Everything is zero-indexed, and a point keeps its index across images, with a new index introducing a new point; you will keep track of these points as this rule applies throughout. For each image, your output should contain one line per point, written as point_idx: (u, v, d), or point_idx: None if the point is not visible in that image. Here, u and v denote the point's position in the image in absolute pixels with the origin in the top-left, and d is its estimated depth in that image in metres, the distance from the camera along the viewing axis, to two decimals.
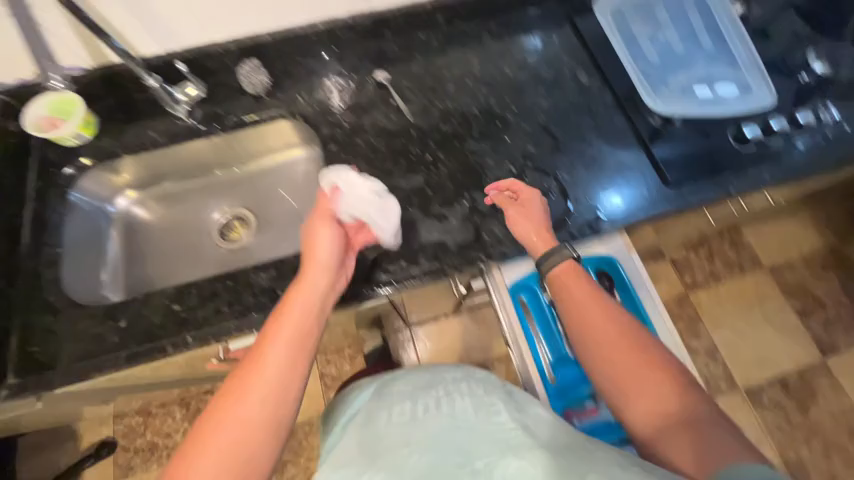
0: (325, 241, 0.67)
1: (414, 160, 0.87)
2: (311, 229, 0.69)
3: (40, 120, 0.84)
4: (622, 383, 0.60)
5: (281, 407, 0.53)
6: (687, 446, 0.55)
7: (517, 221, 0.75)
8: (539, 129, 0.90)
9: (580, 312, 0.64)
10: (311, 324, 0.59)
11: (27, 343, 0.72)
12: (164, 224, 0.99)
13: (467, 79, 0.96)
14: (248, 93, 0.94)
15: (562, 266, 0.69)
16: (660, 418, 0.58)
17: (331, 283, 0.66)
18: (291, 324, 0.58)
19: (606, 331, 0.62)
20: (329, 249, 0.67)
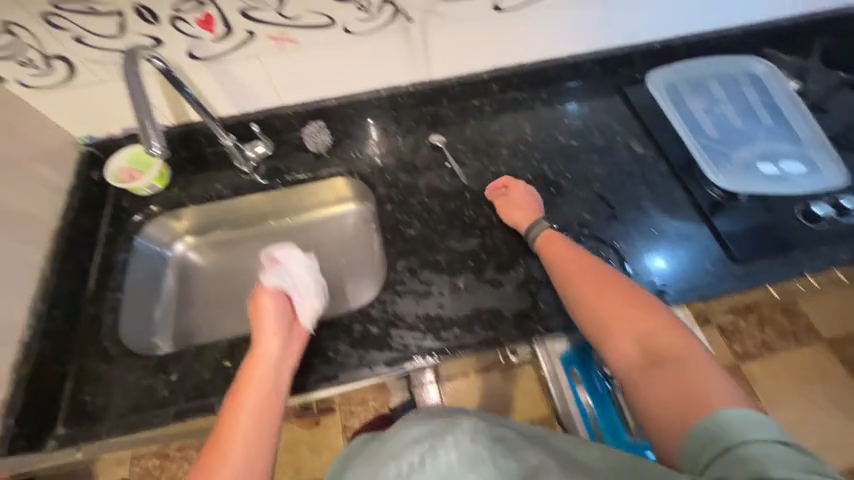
0: (268, 318, 0.68)
1: (468, 223, 0.87)
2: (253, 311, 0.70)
3: (120, 171, 0.91)
4: (601, 329, 0.61)
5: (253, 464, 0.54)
6: (680, 379, 0.52)
7: (508, 207, 0.85)
8: (595, 197, 0.89)
9: (563, 268, 0.70)
10: (273, 385, 0.61)
11: (79, 391, 0.72)
12: (215, 270, 1.01)
13: (520, 145, 0.98)
14: (310, 151, 0.99)
15: (545, 235, 0.77)
16: (645, 355, 0.56)
17: (283, 347, 0.66)
18: (257, 388, 0.60)
19: (584, 280, 0.66)
20: (272, 320, 0.68)
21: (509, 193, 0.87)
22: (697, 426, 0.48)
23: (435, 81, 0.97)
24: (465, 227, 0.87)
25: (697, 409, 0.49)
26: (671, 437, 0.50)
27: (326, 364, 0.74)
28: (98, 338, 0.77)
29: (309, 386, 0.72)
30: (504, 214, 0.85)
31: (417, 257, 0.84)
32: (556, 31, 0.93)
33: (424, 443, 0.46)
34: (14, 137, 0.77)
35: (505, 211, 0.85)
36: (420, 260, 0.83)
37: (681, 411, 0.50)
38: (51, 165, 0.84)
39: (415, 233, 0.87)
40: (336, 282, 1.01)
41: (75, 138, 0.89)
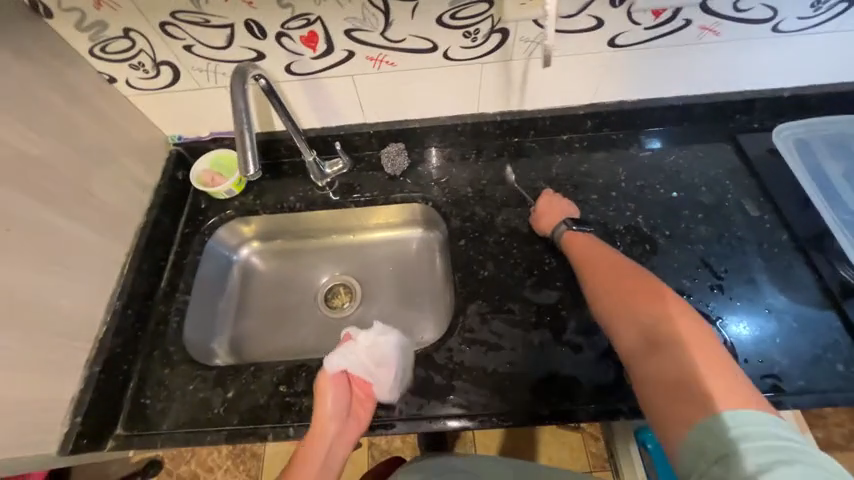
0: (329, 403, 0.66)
1: (548, 272, 0.80)
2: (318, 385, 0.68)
3: (203, 174, 0.93)
4: (613, 312, 0.61)
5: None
6: (680, 364, 0.51)
7: (543, 214, 0.82)
8: (698, 261, 0.79)
9: (583, 257, 0.73)
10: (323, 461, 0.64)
11: (140, 394, 0.73)
12: (275, 279, 1.01)
13: (612, 191, 0.89)
14: (386, 173, 0.96)
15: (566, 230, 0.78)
16: (647, 336, 0.55)
17: (337, 435, 0.65)
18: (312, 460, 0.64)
19: (600, 269, 0.68)
20: (333, 408, 0.66)
21: (544, 200, 0.84)
22: (698, 422, 0.46)
23: (525, 114, 0.91)
24: (544, 276, 0.79)
25: (697, 405, 0.47)
26: (670, 422, 0.49)
27: (384, 409, 0.69)
28: (164, 341, 0.78)
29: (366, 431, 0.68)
30: (536, 221, 0.83)
31: (488, 302, 0.78)
32: (674, 72, 0.83)
33: None
34: (115, 135, 0.80)
35: (538, 218, 0.83)
36: (491, 307, 0.77)
37: (671, 396, 0.49)
38: (142, 163, 0.86)
39: (489, 275, 0.81)
40: (394, 308, 0.97)
41: (166, 137, 0.92)
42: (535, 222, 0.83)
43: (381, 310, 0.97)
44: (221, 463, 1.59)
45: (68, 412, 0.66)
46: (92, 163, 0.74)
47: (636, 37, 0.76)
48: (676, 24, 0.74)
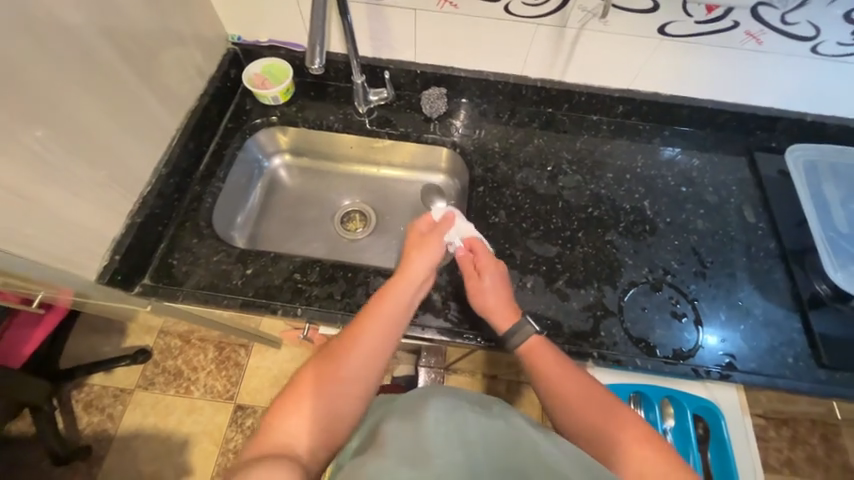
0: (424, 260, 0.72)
1: (553, 230, 0.87)
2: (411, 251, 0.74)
3: (254, 76, 0.98)
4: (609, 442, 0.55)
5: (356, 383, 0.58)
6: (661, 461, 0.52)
7: (491, 305, 0.72)
8: (690, 249, 0.86)
9: (550, 378, 0.63)
10: (385, 330, 0.63)
11: (169, 254, 0.81)
12: (298, 191, 1.09)
13: (627, 174, 0.95)
14: (423, 114, 1.01)
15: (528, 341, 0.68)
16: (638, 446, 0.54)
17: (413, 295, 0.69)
18: (376, 327, 0.63)
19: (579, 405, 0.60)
20: (423, 267, 0.72)
21: (481, 279, 0.74)
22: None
23: (565, 86, 0.97)
24: (548, 234, 0.86)
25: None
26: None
27: None
28: (196, 216, 0.85)
29: None
30: (488, 314, 0.72)
31: (494, 245, 0.85)
32: (710, 73, 0.89)
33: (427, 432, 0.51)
34: (185, 16, 0.85)
35: (482, 306, 0.73)
36: (496, 248, 0.85)
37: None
38: (203, 52, 0.92)
39: (499, 222, 0.88)
40: (402, 243, 1.05)
41: (227, 35, 0.97)
42: (489, 318, 0.73)
43: (390, 241, 1.05)
44: (205, 365, 1.70)
45: (108, 250, 0.74)
46: (162, 37, 0.80)
47: (686, 29, 0.80)
48: (725, 24, 0.79)
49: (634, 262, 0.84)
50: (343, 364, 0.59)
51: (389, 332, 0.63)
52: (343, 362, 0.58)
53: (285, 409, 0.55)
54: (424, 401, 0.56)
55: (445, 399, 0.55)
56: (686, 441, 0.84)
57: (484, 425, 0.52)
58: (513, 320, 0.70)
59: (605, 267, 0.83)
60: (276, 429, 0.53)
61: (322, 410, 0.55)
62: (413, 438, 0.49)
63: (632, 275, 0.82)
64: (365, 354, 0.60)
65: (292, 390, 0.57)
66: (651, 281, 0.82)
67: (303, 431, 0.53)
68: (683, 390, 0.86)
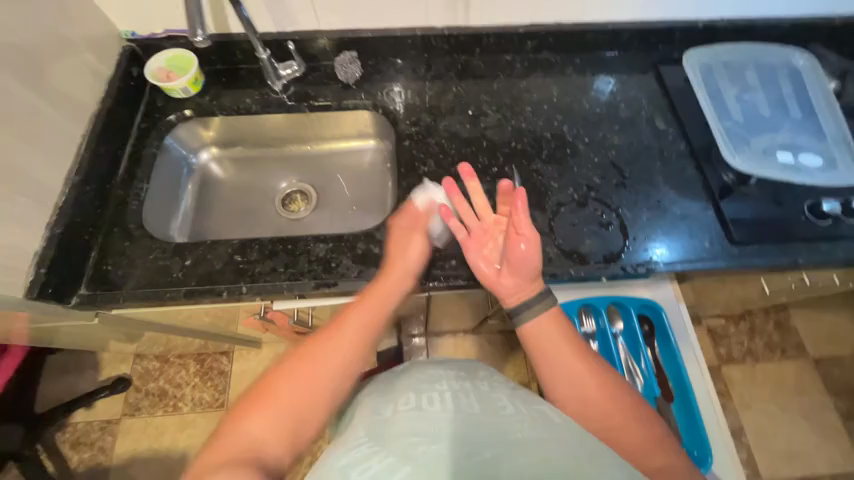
0: (417, 248, 0.76)
1: (480, 169, 0.90)
2: (403, 242, 0.77)
3: (158, 71, 0.95)
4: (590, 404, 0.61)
5: (352, 364, 0.62)
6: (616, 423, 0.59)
7: (491, 259, 0.74)
8: (609, 164, 0.91)
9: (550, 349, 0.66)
10: (380, 315, 0.68)
11: (102, 261, 0.80)
12: (235, 183, 1.09)
13: (544, 105, 0.99)
14: (339, 82, 1.02)
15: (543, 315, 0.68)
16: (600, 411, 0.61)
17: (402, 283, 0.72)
18: (364, 312, 0.67)
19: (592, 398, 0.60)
20: (410, 256, 0.75)
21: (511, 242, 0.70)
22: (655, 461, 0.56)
23: (469, 30, 0.99)
24: (477, 173, 0.90)
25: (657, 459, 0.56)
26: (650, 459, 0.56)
27: (328, 272, 0.79)
28: (124, 219, 0.84)
29: (309, 288, 0.77)
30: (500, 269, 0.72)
31: (427, 193, 0.87)
32: None
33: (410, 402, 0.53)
34: (65, 17, 0.82)
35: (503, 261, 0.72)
36: (428, 196, 0.87)
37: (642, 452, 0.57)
38: (97, 54, 0.89)
39: (428, 171, 0.90)
40: (346, 213, 1.06)
41: (119, 33, 0.94)
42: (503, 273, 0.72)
43: (333, 213, 1.06)
44: (190, 379, 1.70)
45: (32, 265, 0.74)
46: (44, 41, 0.78)
47: None
48: None
49: (559, 185, 0.88)
50: (318, 354, 0.61)
51: (371, 332, 0.65)
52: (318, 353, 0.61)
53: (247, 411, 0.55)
54: (401, 388, 0.57)
55: (427, 384, 0.56)
56: (634, 341, 0.92)
57: (459, 399, 0.53)
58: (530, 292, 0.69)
59: (532, 194, 0.87)
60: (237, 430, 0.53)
61: (288, 405, 0.56)
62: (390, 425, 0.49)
63: (558, 197, 0.87)
64: (345, 345, 0.63)
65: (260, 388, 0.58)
66: (576, 199, 0.87)
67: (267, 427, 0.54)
68: (624, 295, 0.93)
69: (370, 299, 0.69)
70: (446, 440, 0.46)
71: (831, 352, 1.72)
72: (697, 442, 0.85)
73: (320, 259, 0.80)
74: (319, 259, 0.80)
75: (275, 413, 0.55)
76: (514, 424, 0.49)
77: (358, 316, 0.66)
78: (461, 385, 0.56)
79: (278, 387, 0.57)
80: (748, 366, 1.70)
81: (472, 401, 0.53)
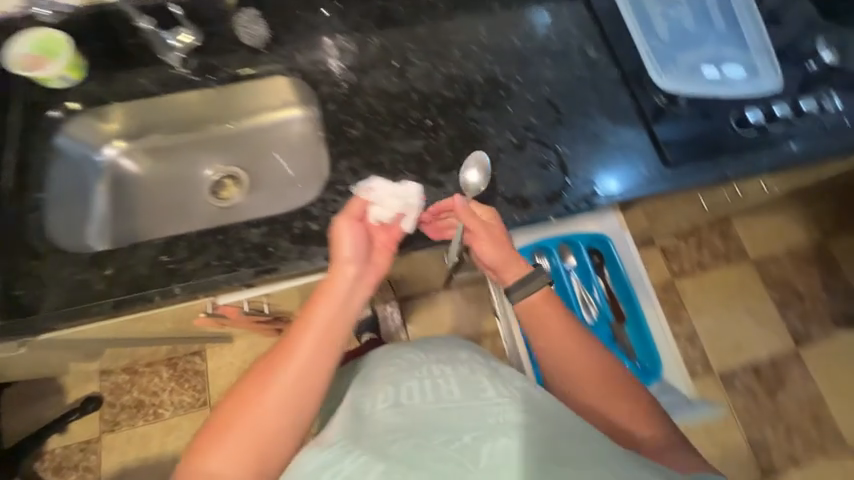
0: (349, 238, 0.67)
1: (413, 124, 0.85)
2: (338, 230, 0.68)
3: (25, 58, 0.82)
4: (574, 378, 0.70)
5: (309, 387, 0.59)
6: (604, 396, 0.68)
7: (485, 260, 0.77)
8: (544, 101, 0.88)
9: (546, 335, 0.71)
10: (335, 329, 0.62)
11: (9, 286, 0.72)
12: (153, 177, 0.99)
13: (473, 46, 0.93)
14: (247, 47, 0.91)
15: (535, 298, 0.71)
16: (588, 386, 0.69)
17: (355, 277, 0.66)
18: (316, 329, 0.61)
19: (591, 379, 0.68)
20: (346, 246, 0.67)
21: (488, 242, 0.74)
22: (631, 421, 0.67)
23: None
24: (410, 129, 0.85)
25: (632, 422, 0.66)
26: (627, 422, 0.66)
27: (267, 258, 0.75)
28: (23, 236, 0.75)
29: (249, 277, 0.73)
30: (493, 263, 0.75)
31: (361, 158, 0.82)
32: None
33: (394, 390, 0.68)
34: None
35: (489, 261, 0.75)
36: (362, 161, 0.82)
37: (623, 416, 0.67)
38: None
39: (358, 134, 0.84)
40: (283, 192, 0.99)
41: None
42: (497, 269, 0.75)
43: (269, 194, 0.99)
44: (165, 385, 1.65)
45: None
46: None
47: None
48: None
49: (496, 130, 0.85)
50: (269, 384, 0.58)
51: (326, 351, 0.60)
52: (270, 382, 0.59)
53: (207, 445, 0.57)
54: (384, 380, 0.70)
55: (410, 375, 0.70)
56: (585, 273, 0.96)
57: (437, 385, 0.67)
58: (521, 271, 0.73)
59: (470, 144, 0.84)
60: (203, 466, 0.56)
61: (247, 436, 0.57)
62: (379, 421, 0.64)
63: (496, 143, 0.85)
64: (298, 369, 0.59)
65: (217, 420, 0.59)
66: (514, 143, 0.84)
67: (230, 461, 0.56)
68: (573, 231, 0.95)
69: (317, 304, 0.63)
70: (421, 435, 0.59)
71: (768, 252, 1.88)
72: (647, 355, 0.92)
73: (256, 245, 0.75)
74: (254, 246, 0.75)
75: (234, 446, 0.56)
76: (486, 404, 0.63)
77: (310, 336, 0.60)
78: (442, 372, 0.70)
79: (234, 420, 0.58)
80: (698, 278, 1.84)
81: (452, 388, 0.67)
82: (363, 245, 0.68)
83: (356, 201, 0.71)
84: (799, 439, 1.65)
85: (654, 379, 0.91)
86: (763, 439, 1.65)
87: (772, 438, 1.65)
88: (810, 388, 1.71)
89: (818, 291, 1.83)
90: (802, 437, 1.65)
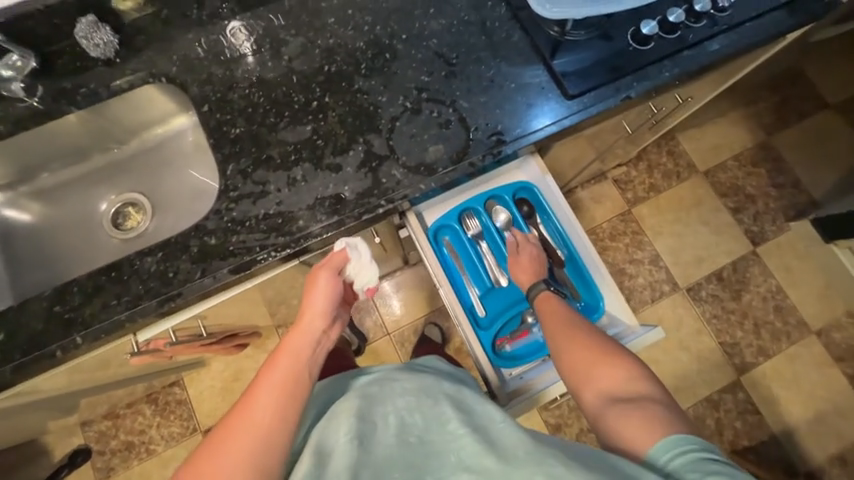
0: (323, 291, 0.72)
1: (298, 109, 0.79)
2: (313, 279, 0.73)
3: None
4: (588, 370, 0.69)
5: (276, 441, 0.59)
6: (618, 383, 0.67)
7: (519, 275, 0.87)
8: (433, 55, 0.82)
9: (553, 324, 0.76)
10: (301, 378, 0.64)
11: None
12: (45, 223, 0.92)
13: (349, 10, 0.85)
14: (98, 59, 0.82)
15: (541, 297, 0.82)
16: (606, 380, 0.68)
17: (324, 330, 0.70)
18: (279, 381, 0.63)
19: (593, 372, 0.69)
20: (319, 298, 0.72)
21: (520, 255, 0.87)
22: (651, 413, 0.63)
23: None
24: (296, 115, 0.79)
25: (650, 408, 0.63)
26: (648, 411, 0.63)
27: (168, 285, 0.71)
28: None
29: (154, 309, 0.70)
30: (513, 275, 0.87)
31: (248, 157, 0.77)
32: None
33: (368, 424, 0.62)
34: None
35: (517, 273, 0.87)
36: (251, 160, 0.76)
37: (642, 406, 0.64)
38: None
39: (242, 132, 0.78)
40: (189, 208, 0.93)
41: None
42: (516, 276, 0.87)
43: (175, 213, 0.93)
44: (151, 421, 1.63)
45: None
46: None
47: None
48: None
49: (388, 97, 0.80)
50: (233, 439, 0.58)
51: (291, 399, 0.62)
52: (235, 436, 0.58)
53: None
54: (344, 411, 0.63)
55: (375, 409, 0.64)
56: (517, 225, 0.92)
57: (404, 418, 0.64)
58: (531, 285, 0.85)
59: (363, 118, 0.78)
60: None
61: None
62: (343, 457, 0.58)
63: (390, 111, 0.79)
64: (261, 422, 0.59)
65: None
66: (409, 107, 0.79)
67: None
68: (495, 185, 0.92)
69: (286, 354, 0.66)
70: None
71: (716, 161, 1.89)
72: (589, 294, 0.92)
73: (154, 274, 0.71)
74: (152, 275, 0.71)
75: None
76: (452, 434, 0.60)
77: (275, 384, 0.62)
78: (407, 404, 0.65)
79: None
80: (653, 200, 1.85)
81: (416, 418, 0.64)
82: (335, 300, 0.73)
83: (337, 253, 0.74)
84: (766, 332, 1.73)
85: (599, 315, 0.91)
86: (734, 340, 1.73)
87: (742, 337, 1.73)
88: (771, 282, 1.78)
89: (767, 190, 1.86)
90: (769, 330, 1.74)
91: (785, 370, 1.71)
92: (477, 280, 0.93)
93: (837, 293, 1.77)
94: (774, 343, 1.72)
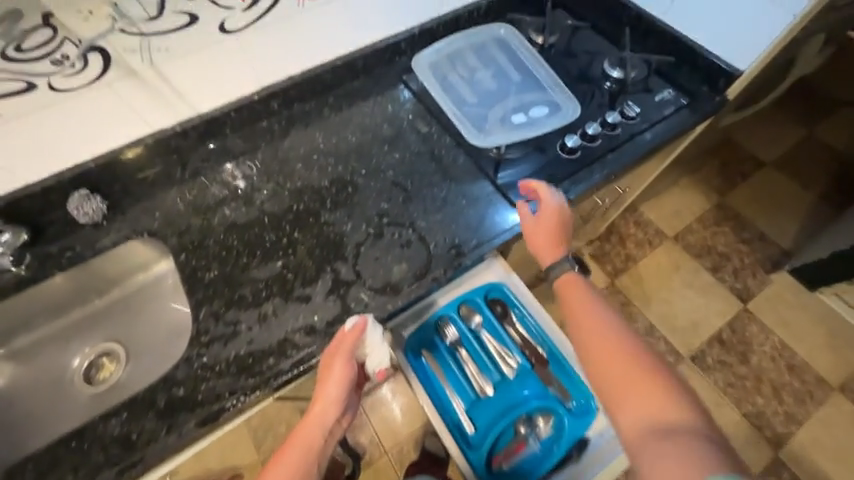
0: (336, 381, 0.70)
1: (270, 247, 0.85)
2: (328, 364, 0.71)
3: None
4: (620, 388, 0.57)
5: None
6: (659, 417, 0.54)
7: (540, 239, 0.77)
8: (390, 185, 0.92)
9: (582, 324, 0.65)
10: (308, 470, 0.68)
11: None
12: (9, 388, 0.89)
13: (314, 155, 0.97)
14: (86, 224, 0.89)
15: (564, 280, 0.72)
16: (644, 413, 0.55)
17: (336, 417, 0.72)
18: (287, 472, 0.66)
19: (625, 395, 0.57)
20: (331, 386, 0.70)
21: (541, 215, 0.78)
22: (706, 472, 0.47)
23: (205, 117, 0.90)
24: (267, 253, 0.84)
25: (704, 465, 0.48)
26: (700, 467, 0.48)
27: (130, 449, 0.67)
28: None
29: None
30: (535, 240, 0.78)
31: (221, 298, 0.80)
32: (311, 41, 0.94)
33: None
34: None
35: (536, 237, 0.77)
36: (223, 301, 0.79)
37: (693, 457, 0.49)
38: None
39: (216, 275, 0.82)
40: (163, 352, 0.93)
41: None
42: (537, 241, 0.77)
43: (149, 358, 0.93)
44: None
45: None
46: None
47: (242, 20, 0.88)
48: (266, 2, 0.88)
49: (352, 226, 0.87)
50: None
51: None
52: None
53: None
54: None
55: None
56: (494, 328, 0.92)
57: None
58: (558, 253, 0.75)
59: (330, 248, 0.84)
60: None
61: None
62: None
63: (355, 239, 0.85)
64: None
65: None
66: (372, 233, 0.86)
67: None
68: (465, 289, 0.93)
69: (299, 441, 0.69)
70: None
71: (681, 225, 1.99)
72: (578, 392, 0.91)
73: (117, 438, 0.67)
74: (114, 440, 0.67)
75: None
76: None
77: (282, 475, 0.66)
78: None
79: None
80: (632, 270, 1.89)
81: None
82: (347, 388, 0.71)
83: (350, 332, 0.71)
84: (787, 395, 1.62)
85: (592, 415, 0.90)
86: (757, 409, 1.61)
87: (764, 404, 1.61)
88: (773, 339, 1.73)
89: (738, 246, 1.93)
90: (790, 392, 1.63)
91: (822, 437, 1.56)
92: (461, 394, 0.91)
93: (843, 342, 1.71)
94: (799, 406, 1.60)
